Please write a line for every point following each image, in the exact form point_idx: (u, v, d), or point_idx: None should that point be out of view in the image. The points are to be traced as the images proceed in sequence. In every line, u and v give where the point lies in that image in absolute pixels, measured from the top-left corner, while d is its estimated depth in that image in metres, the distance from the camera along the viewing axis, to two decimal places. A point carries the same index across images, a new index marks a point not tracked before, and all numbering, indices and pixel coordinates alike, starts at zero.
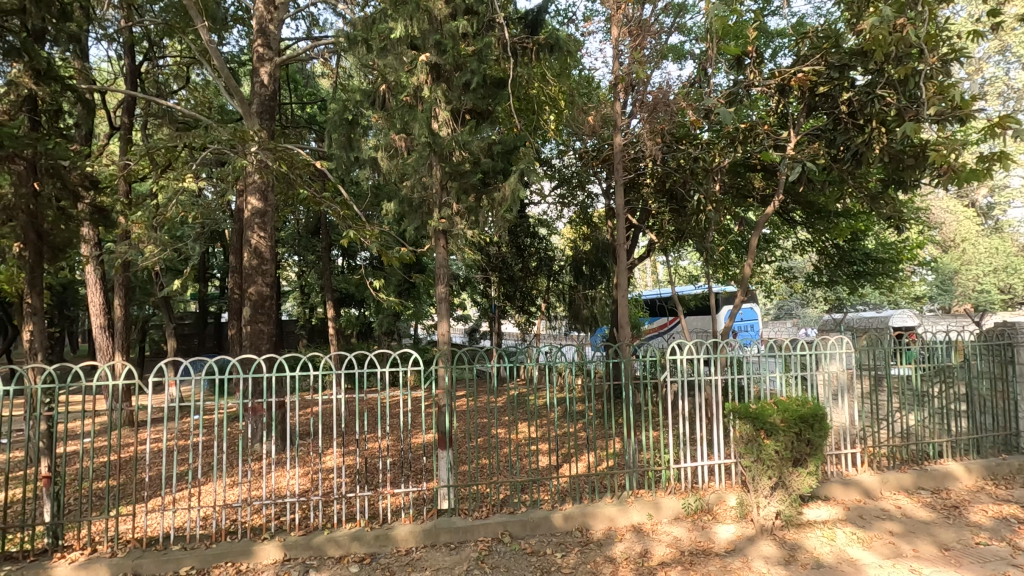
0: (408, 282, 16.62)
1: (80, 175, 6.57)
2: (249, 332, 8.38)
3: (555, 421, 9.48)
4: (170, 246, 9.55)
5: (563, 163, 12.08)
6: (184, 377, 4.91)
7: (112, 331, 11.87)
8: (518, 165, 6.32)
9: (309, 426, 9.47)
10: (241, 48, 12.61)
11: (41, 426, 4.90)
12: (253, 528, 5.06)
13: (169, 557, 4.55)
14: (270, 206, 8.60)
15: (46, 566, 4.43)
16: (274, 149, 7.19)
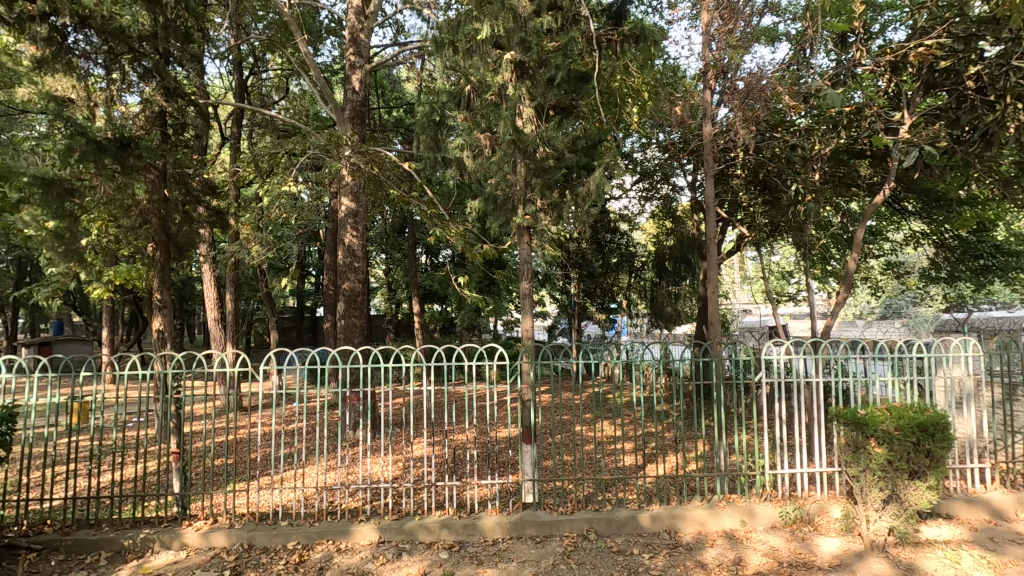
0: (489, 278, 16.93)
1: (202, 182, 7.30)
2: (344, 326, 8.88)
3: (639, 420, 9.29)
4: (273, 246, 10.32)
5: (645, 156, 11.76)
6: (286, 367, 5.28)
7: (226, 323, 13.05)
8: (604, 159, 6.21)
9: (399, 415, 9.92)
10: (334, 58, 13.38)
11: (167, 407, 5.50)
12: (351, 509, 5.37)
13: (278, 531, 4.94)
14: (362, 207, 9.04)
15: (176, 532, 4.93)
16: (365, 152, 7.57)
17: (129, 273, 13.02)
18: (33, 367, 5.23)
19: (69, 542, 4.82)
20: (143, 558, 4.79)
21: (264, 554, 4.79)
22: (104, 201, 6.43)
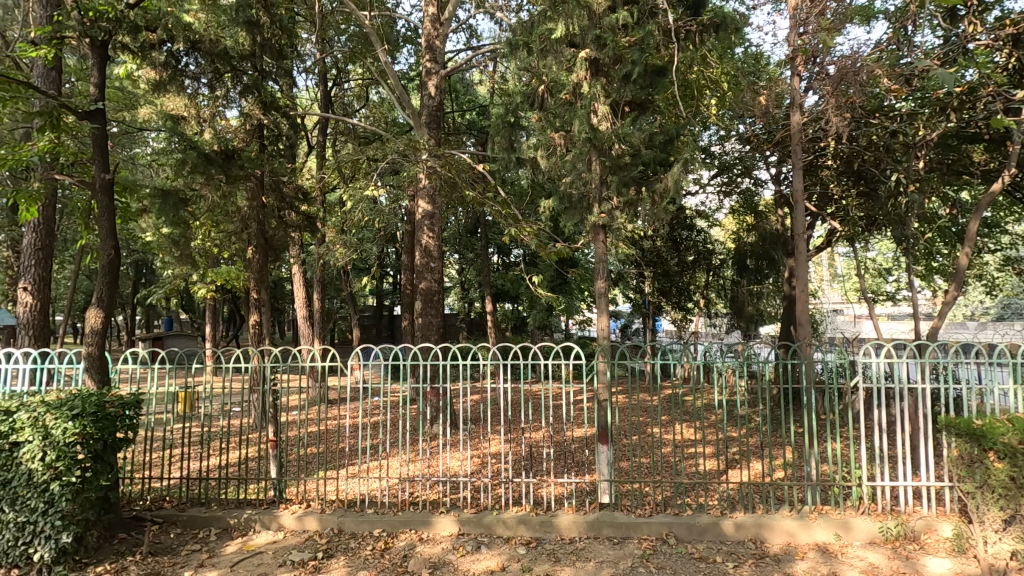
0: (561, 277, 16.89)
1: (294, 188, 7.84)
2: (422, 324, 9.19)
3: (719, 424, 8.93)
4: (356, 247, 10.86)
5: (724, 150, 11.28)
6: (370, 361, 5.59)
7: (313, 321, 13.88)
8: (682, 154, 6.03)
9: (475, 412, 10.14)
10: (410, 65, 13.87)
11: (264, 399, 5.97)
12: (431, 501, 5.57)
13: (365, 518, 5.21)
14: (438, 209, 9.30)
15: (274, 514, 5.31)
16: (441, 156, 7.81)
17: (229, 274, 14.13)
18: (151, 359, 5.83)
19: (184, 518, 5.32)
20: (246, 536, 5.21)
21: (352, 539, 5.06)
22: (211, 208, 7.03)
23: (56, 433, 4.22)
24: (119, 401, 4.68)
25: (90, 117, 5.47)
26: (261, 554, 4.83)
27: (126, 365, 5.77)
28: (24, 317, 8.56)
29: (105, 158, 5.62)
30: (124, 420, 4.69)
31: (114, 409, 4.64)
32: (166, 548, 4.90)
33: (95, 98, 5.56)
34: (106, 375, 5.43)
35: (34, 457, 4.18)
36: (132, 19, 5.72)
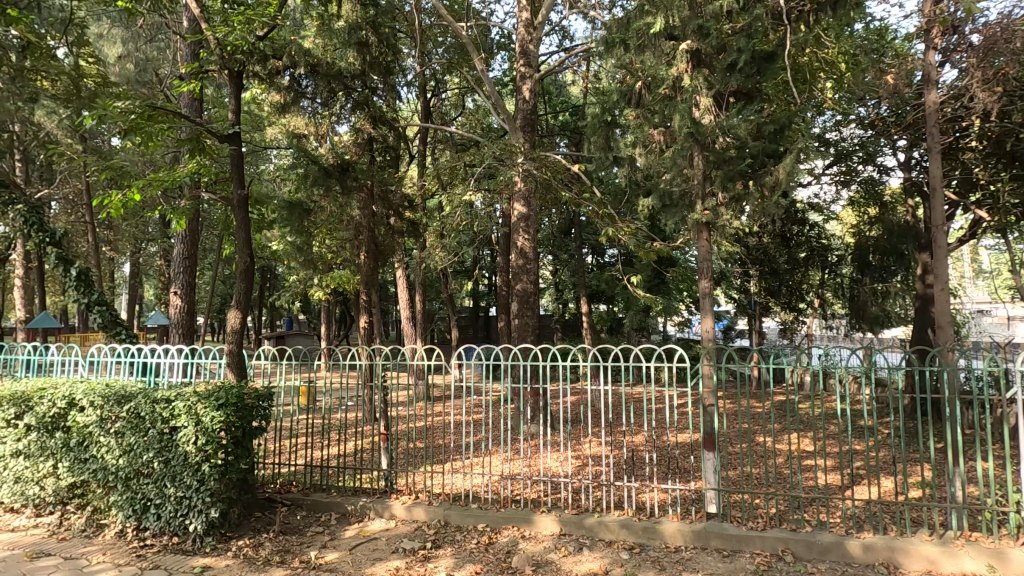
0: (659, 277, 16.36)
1: (400, 196, 8.29)
2: (518, 325, 9.31)
3: (839, 436, 8.18)
4: (454, 250, 11.26)
5: (842, 136, 10.42)
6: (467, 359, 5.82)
7: (415, 322, 14.59)
8: (796, 144, 5.61)
9: (572, 413, 10.10)
10: (504, 71, 14.15)
11: (376, 395, 6.37)
12: (533, 500, 5.64)
13: (470, 513, 5.39)
14: (533, 211, 9.38)
15: (387, 503, 5.64)
16: (537, 158, 7.88)
17: (340, 278, 15.22)
18: (280, 357, 6.40)
19: (309, 502, 5.82)
20: (362, 522, 5.58)
21: (458, 532, 5.26)
22: (327, 218, 7.61)
23: (206, 420, 4.77)
24: (255, 393, 5.19)
25: (228, 140, 6.15)
26: (375, 540, 5.15)
27: (259, 361, 6.39)
28: (175, 318, 9.85)
29: (241, 176, 6.28)
30: (258, 410, 5.21)
31: (251, 400, 5.16)
32: (294, 528, 5.38)
33: (232, 123, 6.25)
34: (243, 369, 6.04)
35: (189, 441, 4.77)
36: (261, 50, 6.37)
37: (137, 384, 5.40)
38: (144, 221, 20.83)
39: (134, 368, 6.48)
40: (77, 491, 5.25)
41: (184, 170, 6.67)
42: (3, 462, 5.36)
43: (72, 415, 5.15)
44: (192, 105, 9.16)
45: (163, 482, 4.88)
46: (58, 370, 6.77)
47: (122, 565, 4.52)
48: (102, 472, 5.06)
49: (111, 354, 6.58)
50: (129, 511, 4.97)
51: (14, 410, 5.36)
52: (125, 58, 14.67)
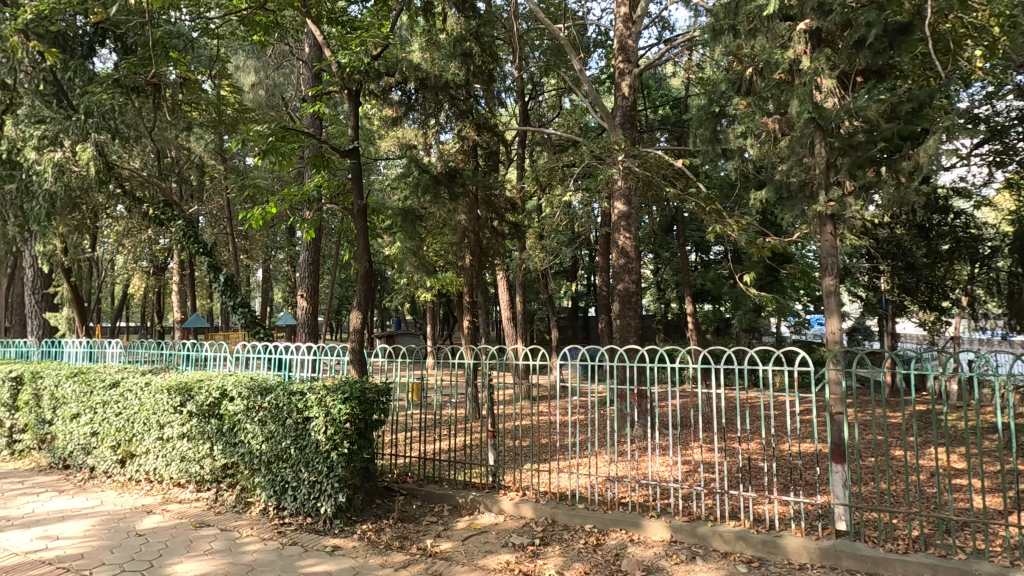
0: (771, 274, 15.31)
1: (502, 200, 8.51)
2: (620, 325, 9.13)
3: (997, 454, 7.15)
4: (554, 251, 11.31)
5: (995, 110, 9.14)
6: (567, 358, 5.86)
7: (516, 322, 14.84)
8: (939, 123, 5.02)
9: (679, 418, 9.74)
10: (601, 69, 14.02)
11: (482, 392, 6.58)
12: (642, 504, 5.52)
13: (577, 512, 5.40)
14: (634, 208, 9.15)
15: (495, 498, 5.81)
16: (638, 155, 7.70)
17: (445, 280, 15.87)
18: (395, 354, 6.85)
19: (423, 492, 6.13)
20: (472, 515, 5.78)
21: (565, 531, 5.29)
22: (435, 223, 8.00)
23: (334, 412, 5.21)
24: (375, 388, 5.57)
25: (349, 155, 6.70)
26: (485, 533, 5.33)
27: (378, 358, 6.88)
28: (302, 318, 10.83)
29: (360, 187, 6.79)
30: (378, 404, 5.59)
31: (372, 395, 5.54)
32: (411, 516, 5.71)
33: (351, 138, 6.78)
34: (364, 366, 6.52)
35: (320, 430, 5.23)
36: (376, 68, 6.82)
37: (275, 377, 6.01)
38: (274, 231, 23.12)
39: (270, 363, 7.20)
40: (228, 471, 5.95)
41: (311, 184, 7.34)
42: (172, 443, 6.20)
43: (225, 404, 5.84)
44: (314, 123, 10.06)
45: (298, 467, 5.39)
46: (211, 364, 7.70)
47: (267, 539, 5.06)
48: (249, 455, 5.70)
49: (252, 350, 7.37)
50: (271, 492, 5.55)
51: (180, 398, 6.17)
52: (258, 86, 16.44)
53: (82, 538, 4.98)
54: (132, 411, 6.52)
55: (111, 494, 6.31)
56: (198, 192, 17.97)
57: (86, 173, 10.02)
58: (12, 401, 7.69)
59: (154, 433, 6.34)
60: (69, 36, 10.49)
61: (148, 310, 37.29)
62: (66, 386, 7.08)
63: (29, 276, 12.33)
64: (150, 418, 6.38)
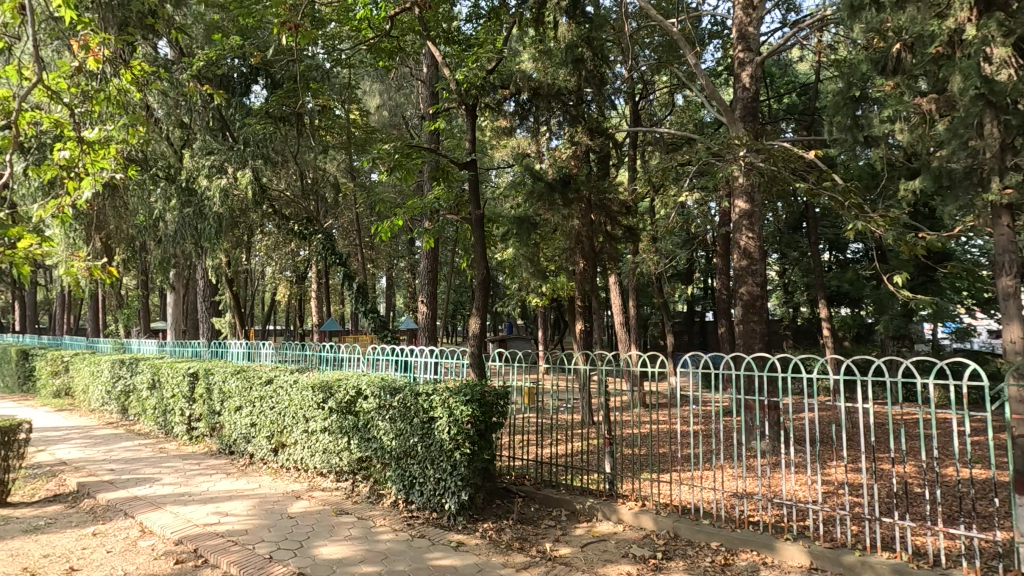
0: (926, 274, 13.44)
1: (615, 204, 8.35)
2: (743, 332, 8.47)
3: None
4: (668, 254, 10.87)
5: None
6: (682, 368, 5.51)
7: (629, 327, 14.48)
8: None
9: (813, 434, 8.85)
10: (718, 60, 13.29)
11: (598, 400, 6.46)
12: (775, 525, 5.12)
13: (701, 528, 5.13)
14: (758, 206, 8.49)
15: (614, 507, 5.70)
16: (763, 149, 7.13)
17: (555, 285, 15.94)
18: (511, 358, 6.98)
19: (541, 496, 6.18)
20: (590, 522, 5.72)
21: (689, 547, 5.05)
22: (547, 230, 8.05)
23: (457, 413, 5.45)
24: (494, 391, 5.72)
25: (467, 168, 7.00)
26: (604, 542, 5.25)
27: (495, 362, 7.06)
28: (422, 323, 11.44)
29: (477, 198, 7.05)
30: (497, 407, 5.72)
31: (491, 397, 5.69)
32: (530, 518, 5.80)
33: (468, 151, 7.03)
34: (483, 369, 6.73)
35: (444, 430, 5.50)
36: (491, 82, 7.04)
37: (403, 378, 6.41)
38: (397, 241, 24.75)
39: (397, 365, 7.70)
40: (363, 464, 6.46)
41: (432, 196, 7.70)
42: (316, 436, 6.86)
43: (360, 402, 6.35)
44: (433, 138, 10.61)
45: (425, 464, 5.71)
46: (346, 365, 8.41)
47: (398, 530, 5.42)
48: (381, 450, 6.15)
49: (381, 352, 7.93)
50: (400, 486, 5.93)
51: (322, 395, 6.82)
52: (382, 107, 17.82)
53: (246, 516, 5.68)
54: (283, 405, 7.31)
55: (268, 478, 7.13)
56: (332, 207, 19.76)
57: (245, 195, 11.45)
58: (191, 393, 8.97)
59: (301, 425, 7.06)
60: (231, 77, 12.06)
61: (292, 314, 41.74)
62: (231, 381, 8.12)
63: (201, 286, 14.34)
64: (298, 412, 7.12)
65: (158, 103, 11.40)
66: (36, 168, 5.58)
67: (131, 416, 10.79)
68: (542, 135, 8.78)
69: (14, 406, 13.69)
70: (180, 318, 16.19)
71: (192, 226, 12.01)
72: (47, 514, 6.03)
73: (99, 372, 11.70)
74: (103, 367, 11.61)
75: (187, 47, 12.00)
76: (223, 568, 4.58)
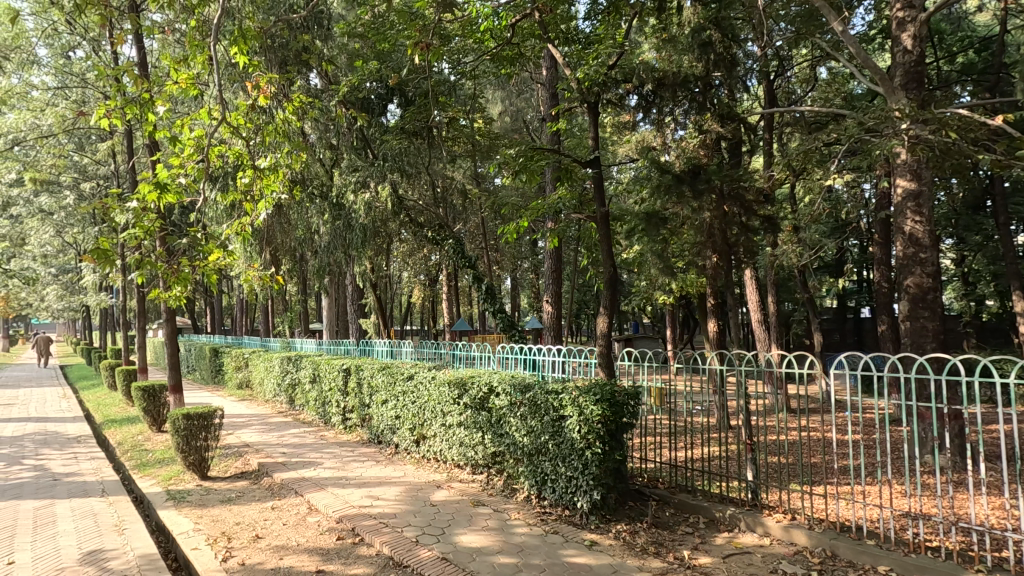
0: None
1: (751, 193, 7.78)
2: (910, 330, 7.39)
3: None
4: (814, 245, 9.86)
5: None
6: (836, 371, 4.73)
7: (769, 326, 13.37)
8: None
9: (1009, 453, 7.46)
10: (870, 24, 11.78)
11: (737, 403, 6.00)
12: (962, 554, 4.41)
13: (865, 550, 4.58)
14: (926, 185, 7.29)
15: (759, 518, 5.30)
16: (931, 119, 6.18)
17: (684, 282, 15.25)
18: (641, 358, 6.76)
19: (675, 501, 5.94)
20: (732, 532, 5.37)
21: (850, 569, 4.54)
22: (675, 224, 7.72)
23: (587, 412, 5.44)
24: (625, 391, 5.62)
25: (590, 166, 6.94)
26: (749, 555, 4.91)
27: (624, 362, 6.91)
28: (548, 323, 11.58)
29: (602, 196, 6.97)
30: (628, 407, 5.60)
31: (622, 397, 5.58)
32: (665, 523, 5.60)
33: (592, 148, 6.95)
34: (613, 369, 6.62)
35: (575, 429, 5.53)
36: (613, 77, 6.93)
37: (532, 376, 6.54)
38: (521, 243, 25.35)
39: (526, 363, 7.86)
40: (497, 458, 6.71)
41: (555, 196, 7.67)
42: (453, 429, 7.26)
43: (493, 399, 6.60)
44: (554, 139, 10.71)
45: (556, 461, 5.79)
46: (478, 362, 8.79)
47: (532, 524, 5.55)
48: (514, 445, 6.34)
49: (510, 351, 8.15)
50: (533, 481, 6.07)
51: (458, 391, 7.19)
52: (504, 113, 18.42)
53: (394, 501, 6.18)
54: (423, 400, 7.84)
55: (411, 468, 7.69)
56: (460, 213, 20.71)
57: (385, 207, 12.49)
58: (344, 386, 9.98)
59: (439, 419, 7.51)
60: (370, 99, 13.21)
61: (427, 315, 44.75)
62: (378, 377, 8.89)
63: (350, 291, 15.88)
64: (436, 407, 7.58)
65: (312, 129, 12.89)
66: (223, 195, 6.53)
67: (296, 407, 12.27)
68: (667, 127, 8.46)
69: (209, 396, 16.24)
70: (332, 320, 18.08)
71: (342, 237, 13.35)
72: (237, 488, 7.09)
73: (271, 367, 13.48)
74: (274, 363, 13.34)
75: (333, 77, 13.37)
76: (377, 546, 5.03)
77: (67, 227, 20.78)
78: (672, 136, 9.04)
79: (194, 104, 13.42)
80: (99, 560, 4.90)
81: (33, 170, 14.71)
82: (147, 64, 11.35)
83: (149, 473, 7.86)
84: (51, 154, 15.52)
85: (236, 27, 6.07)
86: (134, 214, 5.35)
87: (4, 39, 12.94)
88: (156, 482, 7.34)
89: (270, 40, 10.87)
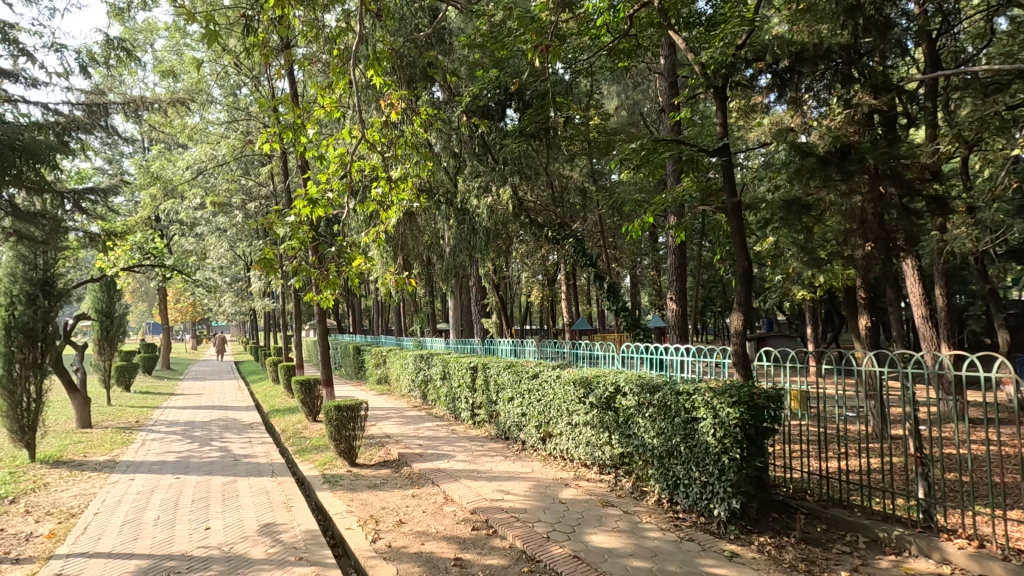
0: None
1: (912, 171, 6.84)
2: None
3: None
4: (996, 226, 8.39)
5: None
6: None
7: (937, 322, 11.64)
8: None
9: None
10: None
11: (903, 411, 5.27)
12: None
13: None
14: None
15: (935, 543, 4.63)
16: None
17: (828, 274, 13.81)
18: (782, 359, 6.18)
19: (828, 515, 5.36)
20: (901, 556, 4.76)
21: None
22: (816, 212, 7.04)
23: (723, 414, 5.14)
24: (765, 393, 5.22)
25: (719, 154, 6.52)
26: None
27: (762, 363, 6.39)
28: (673, 320, 11.13)
29: (733, 185, 6.52)
30: (769, 411, 5.19)
31: (761, 400, 5.19)
32: (817, 539, 5.11)
33: (721, 135, 6.52)
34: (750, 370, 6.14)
35: (709, 432, 5.24)
36: (743, 57, 6.47)
37: (661, 376, 6.31)
38: (641, 239, 24.62)
39: (653, 363, 7.60)
40: (625, 460, 6.57)
41: (680, 188, 7.35)
42: (580, 428, 7.23)
43: (619, 398, 6.48)
44: (676, 130, 10.28)
45: (690, 465, 5.53)
46: (601, 361, 8.66)
47: (665, 529, 5.36)
48: (643, 447, 6.17)
49: (635, 350, 7.93)
50: (664, 484, 5.86)
51: (583, 390, 7.15)
52: (621, 107, 18.03)
53: (524, 496, 6.32)
54: (549, 398, 7.92)
55: (538, 464, 7.81)
56: (578, 211, 20.62)
57: (507, 209, 12.86)
58: (472, 383, 10.40)
59: (565, 418, 7.54)
60: (489, 106, 13.62)
61: (546, 314, 45.16)
62: (504, 374, 9.14)
63: (474, 292, 16.58)
64: (562, 405, 7.62)
65: (437, 139, 13.64)
66: (363, 206, 7.10)
67: (429, 401, 13.04)
68: (807, 105, 7.70)
69: (354, 390, 17.86)
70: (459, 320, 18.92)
71: (467, 241, 13.96)
72: (381, 475, 7.71)
73: (406, 364, 14.49)
74: (408, 361, 14.32)
75: (455, 88, 14.01)
76: (510, 539, 5.19)
77: (237, 242, 24.06)
78: (813, 114, 8.21)
79: (336, 126, 14.76)
80: (273, 532, 5.60)
81: (212, 195, 17.19)
82: (298, 93, 12.69)
83: (308, 458, 8.84)
84: (225, 180, 18.06)
85: (370, 51, 6.57)
86: (292, 227, 6.05)
87: (190, 84, 15.27)
88: (314, 466, 8.23)
89: (399, 60, 11.68)
